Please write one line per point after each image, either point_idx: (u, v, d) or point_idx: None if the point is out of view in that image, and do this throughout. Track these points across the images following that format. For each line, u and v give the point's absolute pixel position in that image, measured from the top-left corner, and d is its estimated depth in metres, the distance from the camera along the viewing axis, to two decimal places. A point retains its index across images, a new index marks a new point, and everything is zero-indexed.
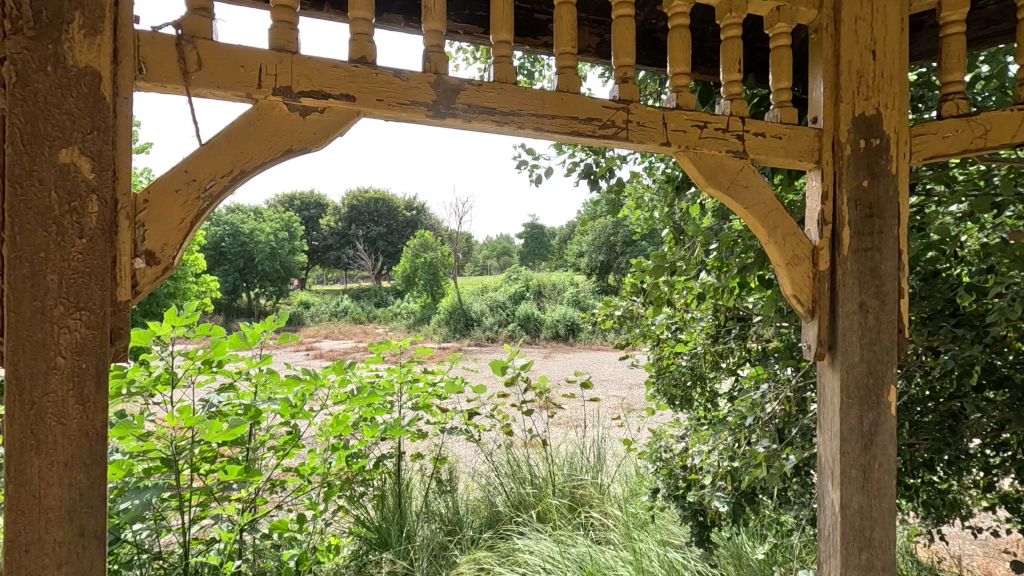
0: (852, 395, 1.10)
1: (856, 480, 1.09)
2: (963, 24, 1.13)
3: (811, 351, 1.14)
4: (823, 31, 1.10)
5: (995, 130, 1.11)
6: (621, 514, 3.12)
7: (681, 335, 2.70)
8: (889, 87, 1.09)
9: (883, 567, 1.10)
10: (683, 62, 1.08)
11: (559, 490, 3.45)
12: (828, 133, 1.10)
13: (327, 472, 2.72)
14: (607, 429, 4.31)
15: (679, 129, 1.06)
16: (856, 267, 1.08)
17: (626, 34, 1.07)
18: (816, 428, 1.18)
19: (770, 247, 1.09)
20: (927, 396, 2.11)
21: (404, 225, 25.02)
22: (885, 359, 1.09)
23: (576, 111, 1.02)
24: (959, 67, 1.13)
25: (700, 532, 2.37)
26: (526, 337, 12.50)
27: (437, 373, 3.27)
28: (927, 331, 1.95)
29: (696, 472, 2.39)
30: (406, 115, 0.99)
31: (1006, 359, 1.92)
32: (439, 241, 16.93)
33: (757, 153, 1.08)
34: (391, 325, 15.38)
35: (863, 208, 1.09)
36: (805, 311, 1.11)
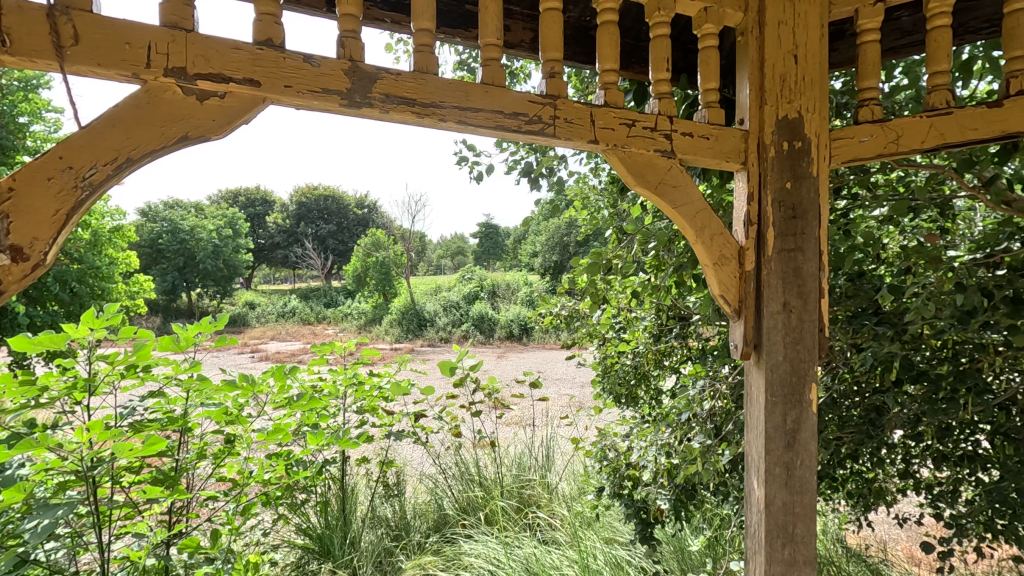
0: (776, 393, 1.11)
1: (779, 477, 1.11)
2: (877, 33, 1.13)
3: (738, 351, 1.15)
4: (749, 34, 1.12)
5: (906, 136, 1.09)
6: (567, 513, 3.13)
7: (624, 334, 2.74)
8: (810, 91, 1.10)
9: (805, 561, 1.11)
10: (611, 58, 1.07)
11: (507, 491, 3.42)
12: (753, 135, 1.11)
13: (262, 481, 2.59)
14: (556, 428, 4.33)
15: (608, 126, 1.04)
16: (780, 267, 1.10)
17: (553, 28, 1.05)
18: (744, 426, 1.19)
19: (697, 247, 1.10)
20: (853, 391, 2.22)
21: (355, 224, 24.44)
22: (808, 358, 1.11)
23: (502, 105, 0.99)
24: (874, 74, 1.13)
25: (643, 529, 2.40)
26: (479, 338, 12.44)
27: (383, 375, 3.18)
28: (852, 329, 2.05)
29: (638, 470, 2.41)
30: (320, 103, 0.93)
31: (924, 354, 2.03)
32: (391, 241, 16.70)
33: (684, 153, 1.08)
34: (341, 326, 14.99)
35: (787, 209, 1.10)
36: (731, 311, 1.12)
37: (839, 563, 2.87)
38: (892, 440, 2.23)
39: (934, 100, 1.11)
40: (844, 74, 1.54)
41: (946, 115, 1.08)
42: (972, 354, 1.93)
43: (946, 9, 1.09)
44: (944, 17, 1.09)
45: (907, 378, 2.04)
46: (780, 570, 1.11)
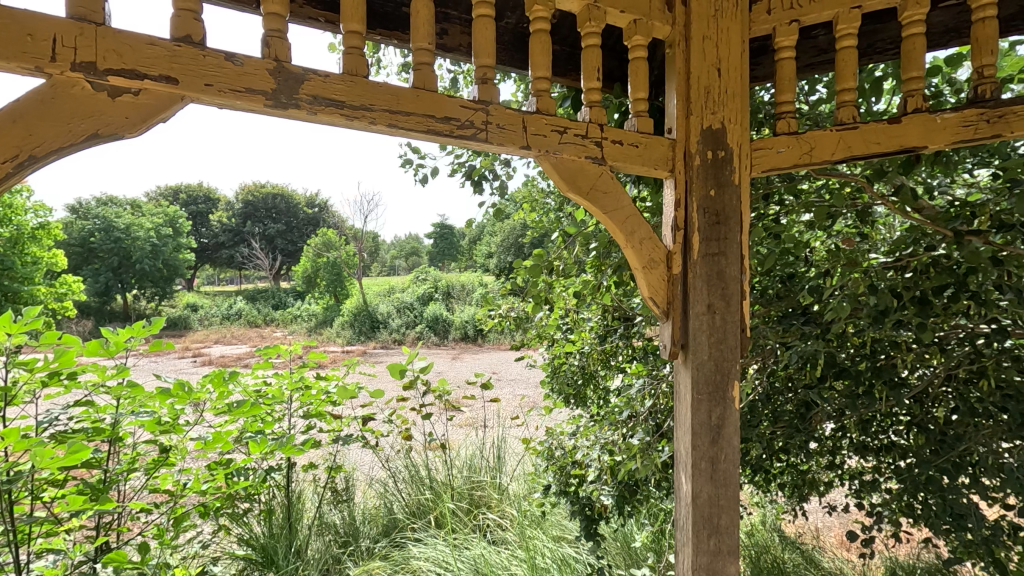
0: (702, 390, 1.16)
1: (705, 471, 1.16)
2: (793, 50, 1.19)
3: (667, 350, 1.20)
4: (676, 47, 1.16)
5: (818, 147, 1.15)
6: (516, 513, 3.15)
7: (571, 334, 2.79)
8: (732, 103, 1.15)
9: (729, 551, 1.17)
10: (543, 67, 1.10)
11: (458, 493, 3.40)
12: (680, 144, 1.16)
13: (199, 490, 2.48)
14: (508, 429, 4.35)
15: (540, 133, 1.06)
16: (704, 270, 1.15)
17: (485, 35, 1.06)
18: (674, 422, 1.24)
19: (626, 251, 1.14)
20: (784, 387, 2.34)
21: (305, 223, 23.77)
22: (731, 356, 1.16)
23: (434, 109, 0.99)
24: (790, 89, 1.19)
25: (588, 526, 2.44)
26: (433, 339, 12.34)
27: (330, 379, 3.11)
28: (782, 328, 2.16)
29: (584, 468, 2.46)
30: (243, 103, 0.91)
31: (847, 351, 2.16)
32: (342, 241, 16.39)
33: (614, 160, 1.12)
34: (290, 328, 14.54)
35: (711, 215, 1.15)
36: (660, 311, 1.17)
37: (775, 552, 3.01)
38: (822, 433, 2.37)
39: (843, 115, 1.16)
40: (767, 87, 1.62)
41: (853, 128, 1.14)
42: (888, 350, 2.07)
43: (852, 31, 1.14)
44: (851, 39, 1.14)
45: (831, 373, 2.16)
46: (706, 560, 1.16)
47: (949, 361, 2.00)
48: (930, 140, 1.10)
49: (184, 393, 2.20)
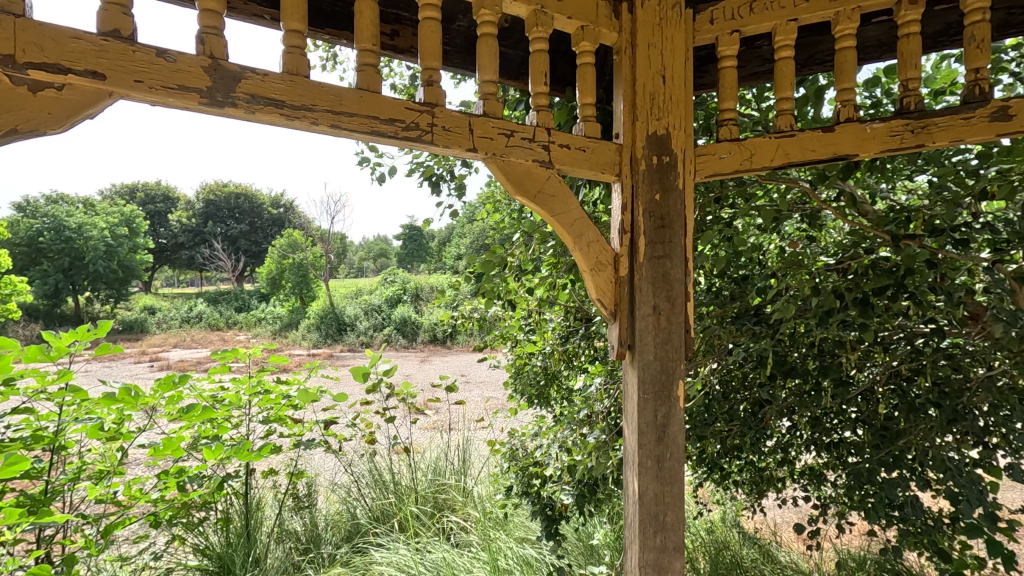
0: (647, 390, 1.18)
1: (651, 469, 1.19)
2: (735, 60, 1.22)
3: (615, 350, 1.22)
4: (623, 53, 1.19)
5: (757, 154, 1.19)
6: (479, 515, 3.14)
7: (533, 335, 2.81)
8: (676, 110, 1.18)
9: (675, 547, 1.20)
10: (490, 69, 1.10)
11: (422, 497, 3.36)
12: (626, 149, 1.19)
13: (148, 500, 2.39)
14: (473, 431, 4.33)
15: (486, 136, 1.07)
16: (650, 273, 1.17)
17: (432, 37, 1.07)
18: (623, 420, 1.27)
19: (574, 253, 1.16)
20: (738, 386, 2.40)
21: (269, 224, 23.22)
22: (675, 356, 1.19)
23: (377, 111, 0.99)
24: (732, 97, 1.22)
25: (549, 526, 2.45)
26: (401, 342, 12.21)
27: (291, 382, 3.04)
28: (735, 328, 2.22)
29: (545, 468, 2.47)
30: (176, 101, 0.89)
31: (799, 351, 2.23)
32: (308, 242, 16.09)
33: (561, 163, 1.13)
34: (253, 331, 14.16)
35: (656, 219, 1.17)
36: (607, 313, 1.19)
37: (734, 548, 3.08)
38: (775, 430, 2.44)
39: (782, 123, 1.20)
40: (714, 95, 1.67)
41: (791, 136, 1.18)
42: (835, 350, 2.15)
43: (789, 42, 1.18)
44: (788, 50, 1.18)
45: (781, 372, 2.23)
46: (653, 556, 1.19)
47: (893, 360, 2.11)
48: (862, 147, 1.15)
49: (131, 397, 2.09)
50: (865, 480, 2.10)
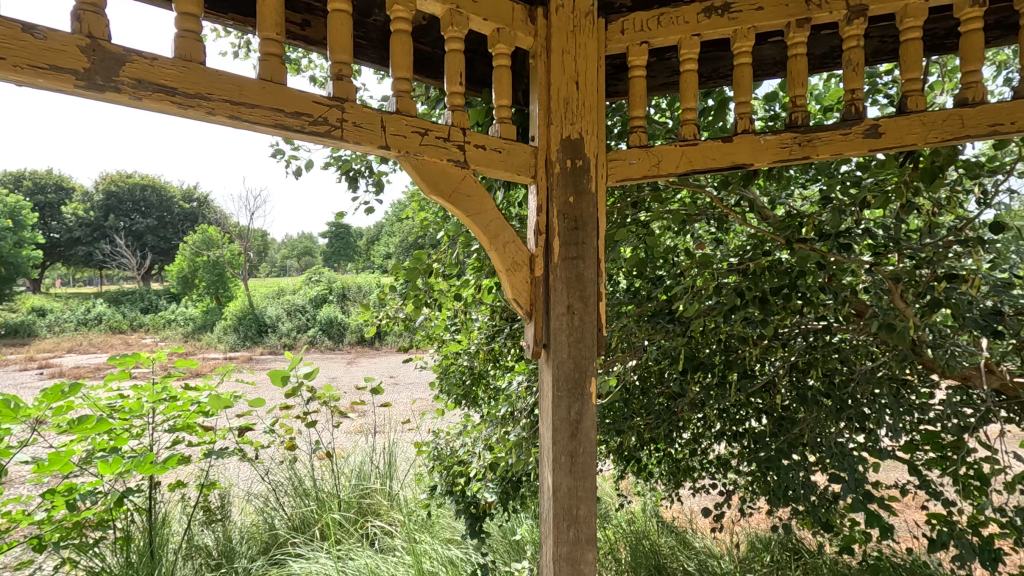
0: (562, 387, 1.21)
1: (565, 464, 1.22)
2: (644, 70, 1.28)
3: (531, 349, 1.24)
4: (539, 58, 1.22)
5: (664, 161, 1.25)
6: (404, 518, 3.09)
7: (459, 335, 2.81)
8: (589, 115, 1.21)
9: (588, 539, 1.23)
10: (404, 67, 1.09)
11: (345, 503, 3.24)
12: (541, 152, 1.21)
13: (31, 521, 2.17)
14: (400, 433, 4.26)
15: (399, 133, 1.06)
16: (563, 273, 1.20)
17: (342, 30, 1.04)
18: (539, 418, 1.29)
19: (490, 253, 1.17)
20: (654, 382, 2.51)
21: (181, 219, 21.68)
22: (588, 354, 1.22)
23: (282, 104, 0.95)
24: (641, 105, 1.28)
25: (473, 524, 2.47)
26: (326, 344, 11.78)
27: (201, 389, 2.85)
28: (651, 326, 2.32)
29: (469, 467, 2.48)
30: (47, 82, 0.80)
31: (709, 347, 2.37)
32: (225, 239, 15.18)
33: (476, 163, 1.14)
34: (162, 334, 13.17)
35: (569, 221, 1.21)
36: (523, 312, 1.22)
37: (653, 537, 3.22)
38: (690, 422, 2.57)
39: (686, 132, 1.26)
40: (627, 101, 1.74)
41: (694, 145, 1.24)
42: (739, 346, 2.30)
43: (693, 55, 1.25)
44: (691, 63, 1.25)
45: (690, 366, 2.37)
46: (566, 549, 1.22)
47: (792, 353, 2.27)
48: (756, 158, 1.23)
49: (11, 409, 1.88)
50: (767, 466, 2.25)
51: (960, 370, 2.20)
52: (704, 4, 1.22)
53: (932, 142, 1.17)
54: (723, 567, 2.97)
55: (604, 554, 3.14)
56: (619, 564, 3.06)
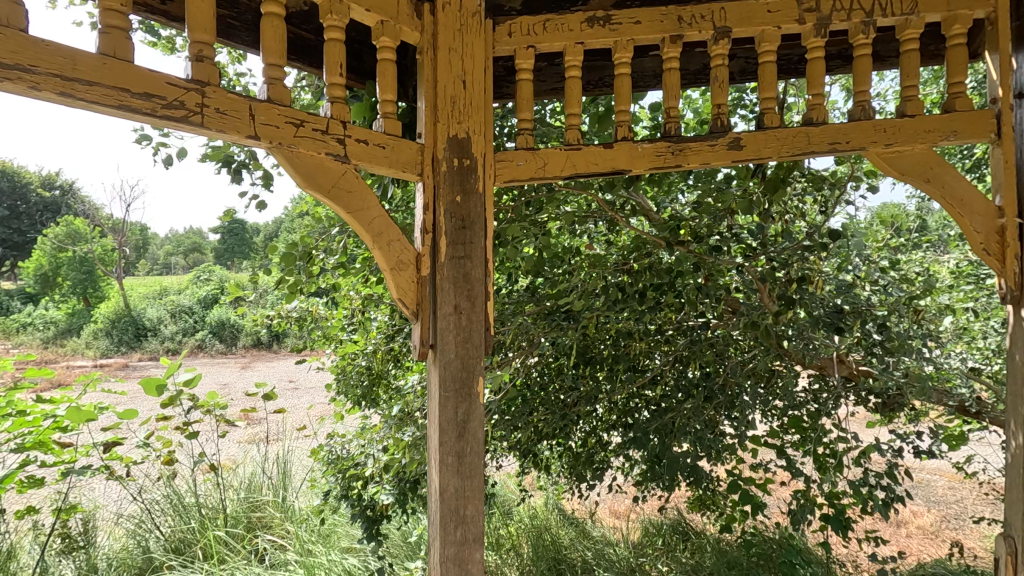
0: (448, 387, 1.20)
1: (451, 465, 1.21)
2: (530, 73, 1.30)
3: (418, 349, 1.23)
4: (425, 54, 1.20)
5: (549, 164, 1.28)
6: (297, 529, 2.91)
7: (356, 335, 2.72)
8: (476, 115, 1.21)
9: (475, 539, 1.23)
10: (276, 53, 1.03)
11: (232, 519, 2.94)
12: (427, 150, 1.20)
13: None
14: (296, 439, 4.04)
15: (271, 123, 1.00)
16: (450, 272, 1.20)
17: (203, 8, 0.96)
18: (427, 418, 1.27)
19: (373, 251, 1.14)
20: (551, 378, 2.58)
21: (39, 209, 19.14)
22: (475, 354, 1.22)
23: (128, 83, 0.85)
24: (528, 108, 1.30)
25: (369, 528, 2.40)
26: (217, 347, 10.92)
27: (57, 401, 2.52)
28: (548, 324, 2.39)
29: (366, 470, 2.41)
30: None
31: (606, 343, 2.47)
32: (94, 232, 13.60)
33: (358, 159, 1.10)
34: (14, 340, 11.54)
35: (456, 220, 1.20)
36: (409, 312, 1.20)
37: (553, 529, 3.31)
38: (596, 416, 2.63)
39: (571, 137, 1.30)
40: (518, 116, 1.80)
41: (578, 149, 1.28)
42: (627, 340, 2.43)
43: (577, 63, 1.29)
44: (575, 70, 1.29)
45: (582, 361, 2.48)
46: (453, 550, 1.21)
47: (676, 348, 2.42)
48: (635, 164, 1.28)
49: None
50: (664, 455, 2.36)
51: (816, 360, 2.46)
52: (587, 14, 1.26)
53: (784, 155, 1.29)
54: (618, 554, 3.11)
55: (506, 550, 3.18)
56: (520, 559, 3.11)
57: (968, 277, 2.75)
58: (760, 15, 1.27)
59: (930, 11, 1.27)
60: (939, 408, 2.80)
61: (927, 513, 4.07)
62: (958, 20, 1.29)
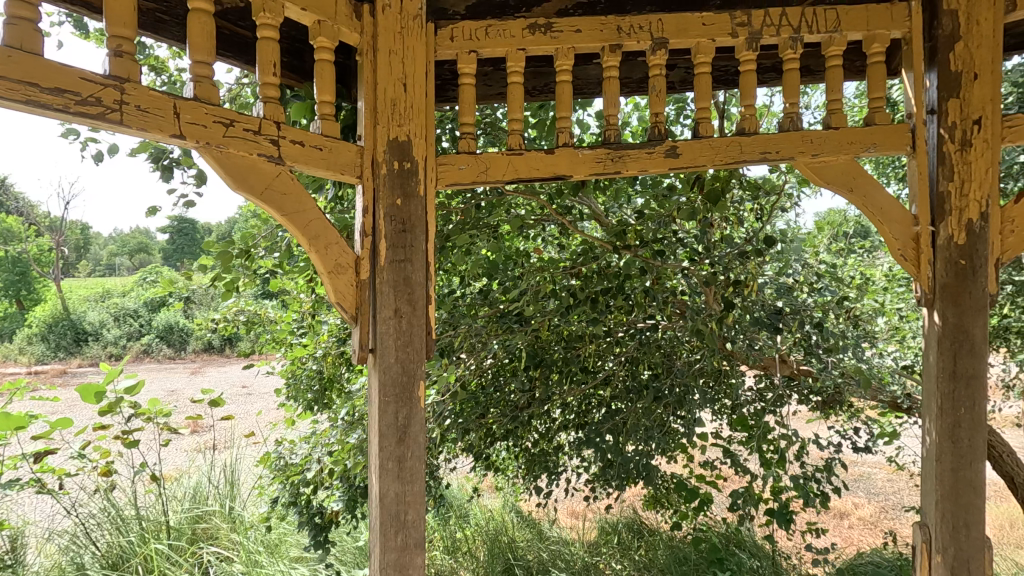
0: (388, 392, 1.19)
1: (391, 471, 1.20)
2: (472, 78, 1.31)
3: (358, 354, 1.21)
4: (365, 56, 1.19)
5: (491, 168, 1.28)
6: (245, 541, 2.81)
7: (305, 338, 2.67)
8: (417, 117, 1.20)
9: (416, 544, 1.22)
10: (204, 50, 1.01)
11: (174, 532, 2.79)
12: (367, 152, 1.19)
13: None
14: (245, 446, 3.91)
15: (198, 122, 0.97)
16: (390, 276, 1.19)
17: (124, 3, 0.93)
18: (368, 423, 1.26)
19: (309, 254, 1.13)
20: (506, 380, 2.58)
21: None
22: (416, 358, 1.21)
23: (37, 77, 0.81)
24: (470, 113, 1.30)
25: (318, 535, 2.35)
26: (165, 353, 10.46)
27: None
28: (501, 326, 2.40)
29: (315, 476, 2.36)
30: None
31: (559, 346, 2.50)
32: (30, 231, 12.82)
33: (293, 160, 1.09)
34: None
35: (396, 223, 1.19)
36: (348, 316, 1.19)
37: (510, 532, 3.32)
38: (551, 417, 2.65)
39: (513, 142, 1.31)
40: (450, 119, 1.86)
41: (520, 154, 1.29)
42: (577, 343, 2.47)
43: (518, 69, 1.31)
44: (517, 76, 1.31)
45: (533, 363, 2.50)
46: (393, 556, 1.20)
47: (626, 349, 2.48)
48: (574, 169, 1.31)
49: None
50: (617, 453, 2.43)
51: (759, 360, 2.56)
52: (529, 20, 1.28)
53: (718, 164, 1.34)
54: (574, 554, 3.14)
55: (462, 554, 3.16)
56: (476, 562, 3.09)
57: (899, 279, 2.86)
58: (696, 27, 1.31)
59: (852, 29, 1.35)
60: (873, 404, 2.95)
61: (867, 504, 4.27)
62: (877, 38, 1.37)
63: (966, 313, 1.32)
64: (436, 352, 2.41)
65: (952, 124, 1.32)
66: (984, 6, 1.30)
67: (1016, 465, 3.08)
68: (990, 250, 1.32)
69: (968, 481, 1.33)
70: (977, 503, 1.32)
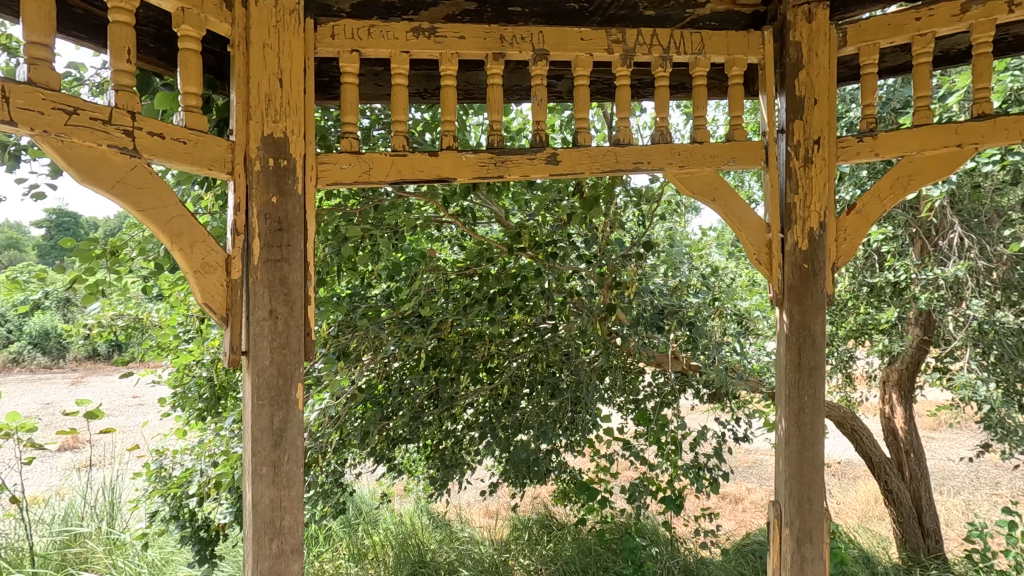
0: (262, 395, 1.16)
1: (265, 476, 1.16)
2: (355, 77, 1.30)
3: (229, 356, 1.17)
4: (237, 48, 1.15)
5: (374, 168, 1.28)
6: (123, 564, 2.58)
7: (193, 342, 2.51)
8: (294, 115, 1.18)
9: (293, 549, 1.19)
10: (43, 32, 0.94)
11: (40, 558, 2.48)
12: (239, 147, 1.15)
13: None
14: (128, 462, 3.59)
15: (34, 108, 0.90)
16: (265, 275, 1.15)
17: None
18: (242, 428, 1.21)
19: (171, 252, 1.08)
20: (411, 381, 2.52)
21: None
22: (293, 360, 1.18)
23: None
24: (352, 112, 1.29)
25: (203, 550, 2.21)
26: (40, 362, 9.38)
27: None
28: (404, 327, 2.38)
29: (201, 488, 2.22)
30: None
31: (463, 346, 2.52)
32: None
33: (151, 152, 1.03)
34: None
35: (271, 222, 1.16)
36: (218, 317, 1.14)
37: (418, 535, 3.30)
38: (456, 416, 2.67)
39: (397, 142, 1.32)
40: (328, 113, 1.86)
41: (403, 156, 1.30)
42: (478, 343, 2.50)
43: (403, 71, 1.32)
44: (400, 78, 1.31)
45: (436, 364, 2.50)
46: (267, 563, 1.17)
47: (529, 348, 2.54)
48: (458, 172, 1.34)
49: None
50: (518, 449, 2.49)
51: (652, 357, 2.71)
52: (413, 24, 1.29)
53: (594, 171, 1.42)
54: (482, 552, 3.17)
55: (369, 561, 3.10)
56: (384, 568, 3.04)
57: None
58: (574, 41, 1.38)
59: (714, 52, 1.48)
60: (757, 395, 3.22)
61: (758, 489, 4.66)
62: (736, 63, 1.52)
63: (808, 310, 1.49)
64: (336, 353, 2.35)
65: (797, 142, 1.49)
66: (822, 40, 1.47)
67: (873, 445, 3.49)
68: (827, 255, 1.50)
69: (811, 461, 1.49)
70: (818, 479, 1.49)
